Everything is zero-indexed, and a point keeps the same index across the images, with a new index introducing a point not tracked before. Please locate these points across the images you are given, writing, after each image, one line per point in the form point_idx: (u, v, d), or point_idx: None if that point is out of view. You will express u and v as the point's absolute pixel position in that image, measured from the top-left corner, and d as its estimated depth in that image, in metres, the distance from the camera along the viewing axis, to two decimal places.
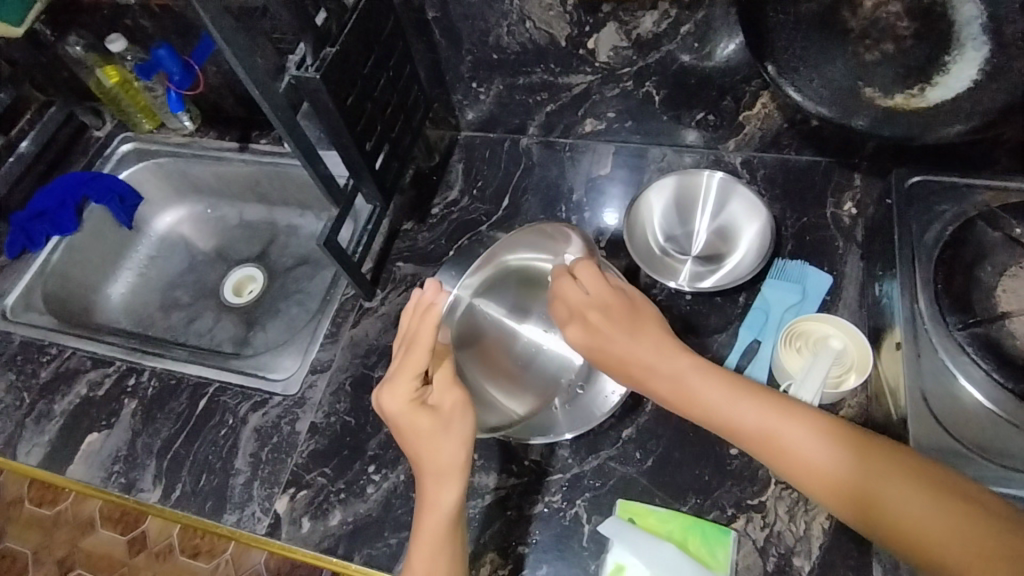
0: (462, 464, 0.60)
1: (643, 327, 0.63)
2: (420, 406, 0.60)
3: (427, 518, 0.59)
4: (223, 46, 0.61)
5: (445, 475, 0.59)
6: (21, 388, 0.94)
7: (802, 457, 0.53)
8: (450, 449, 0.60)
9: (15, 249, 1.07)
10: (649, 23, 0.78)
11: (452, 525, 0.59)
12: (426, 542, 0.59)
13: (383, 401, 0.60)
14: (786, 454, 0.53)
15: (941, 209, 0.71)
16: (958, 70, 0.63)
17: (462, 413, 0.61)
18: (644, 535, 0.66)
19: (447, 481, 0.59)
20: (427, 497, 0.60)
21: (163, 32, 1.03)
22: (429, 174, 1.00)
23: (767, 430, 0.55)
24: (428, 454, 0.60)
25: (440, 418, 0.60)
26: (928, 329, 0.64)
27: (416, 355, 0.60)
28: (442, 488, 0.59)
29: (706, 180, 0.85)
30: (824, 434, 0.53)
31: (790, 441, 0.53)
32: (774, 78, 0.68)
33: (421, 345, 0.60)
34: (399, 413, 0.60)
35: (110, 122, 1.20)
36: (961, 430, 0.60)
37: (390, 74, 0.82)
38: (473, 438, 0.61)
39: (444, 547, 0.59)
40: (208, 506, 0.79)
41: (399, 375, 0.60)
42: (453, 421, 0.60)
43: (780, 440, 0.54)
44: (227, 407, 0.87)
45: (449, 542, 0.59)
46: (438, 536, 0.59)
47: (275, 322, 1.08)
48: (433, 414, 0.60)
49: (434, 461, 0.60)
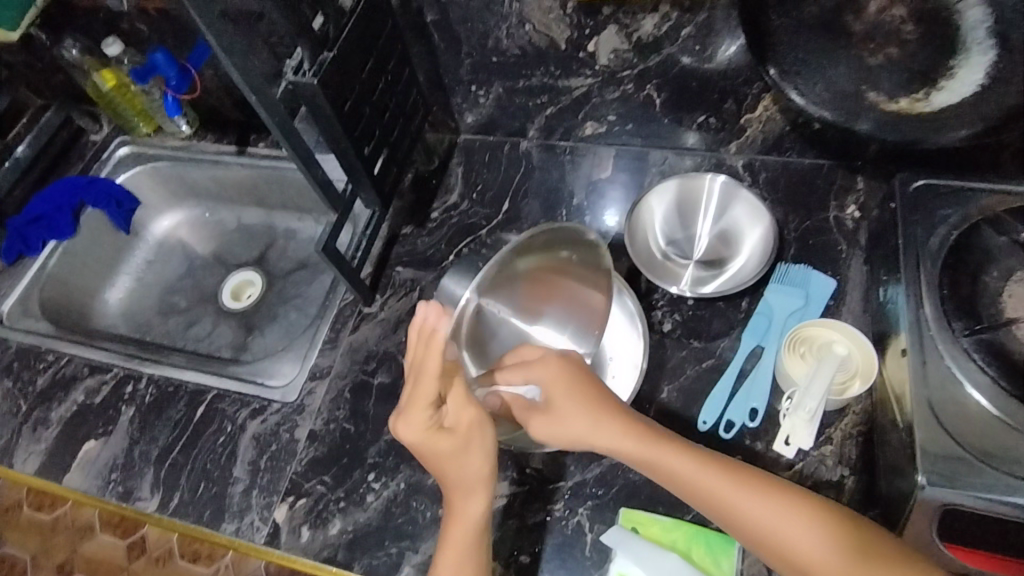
0: (487, 477, 0.60)
1: (601, 397, 0.62)
2: (439, 434, 0.56)
3: (457, 528, 0.60)
4: (218, 52, 0.60)
5: (473, 487, 0.60)
6: (18, 396, 0.93)
7: (789, 542, 0.54)
8: (473, 466, 0.58)
9: (11, 254, 1.06)
10: (650, 26, 0.78)
11: (482, 532, 0.61)
12: (458, 554, 0.60)
13: (400, 432, 0.57)
14: (773, 537, 0.55)
15: (946, 213, 0.71)
16: (963, 75, 0.61)
17: (481, 429, 0.58)
18: (648, 545, 0.65)
19: (474, 494, 0.60)
20: (457, 506, 0.61)
21: (160, 35, 1.02)
22: (428, 178, 0.99)
23: (744, 511, 0.56)
24: (453, 473, 0.59)
25: (460, 443, 0.57)
26: (932, 335, 0.63)
27: (426, 385, 0.55)
28: (471, 499, 0.60)
29: (709, 184, 0.84)
30: (816, 521, 0.54)
31: (777, 524, 0.55)
32: (776, 82, 0.69)
33: (429, 375, 0.54)
34: (418, 441, 0.57)
35: (107, 126, 1.20)
36: (968, 438, 0.58)
37: (388, 78, 0.82)
38: (494, 449, 0.59)
39: (474, 554, 0.60)
40: (206, 515, 0.78)
41: (412, 406, 0.56)
42: (473, 440, 0.58)
43: (766, 525, 0.55)
44: (225, 415, 0.86)
45: (476, 548, 0.61)
46: (468, 543, 0.60)
47: (274, 327, 1.08)
48: (453, 436, 0.57)
49: (457, 479, 0.59)
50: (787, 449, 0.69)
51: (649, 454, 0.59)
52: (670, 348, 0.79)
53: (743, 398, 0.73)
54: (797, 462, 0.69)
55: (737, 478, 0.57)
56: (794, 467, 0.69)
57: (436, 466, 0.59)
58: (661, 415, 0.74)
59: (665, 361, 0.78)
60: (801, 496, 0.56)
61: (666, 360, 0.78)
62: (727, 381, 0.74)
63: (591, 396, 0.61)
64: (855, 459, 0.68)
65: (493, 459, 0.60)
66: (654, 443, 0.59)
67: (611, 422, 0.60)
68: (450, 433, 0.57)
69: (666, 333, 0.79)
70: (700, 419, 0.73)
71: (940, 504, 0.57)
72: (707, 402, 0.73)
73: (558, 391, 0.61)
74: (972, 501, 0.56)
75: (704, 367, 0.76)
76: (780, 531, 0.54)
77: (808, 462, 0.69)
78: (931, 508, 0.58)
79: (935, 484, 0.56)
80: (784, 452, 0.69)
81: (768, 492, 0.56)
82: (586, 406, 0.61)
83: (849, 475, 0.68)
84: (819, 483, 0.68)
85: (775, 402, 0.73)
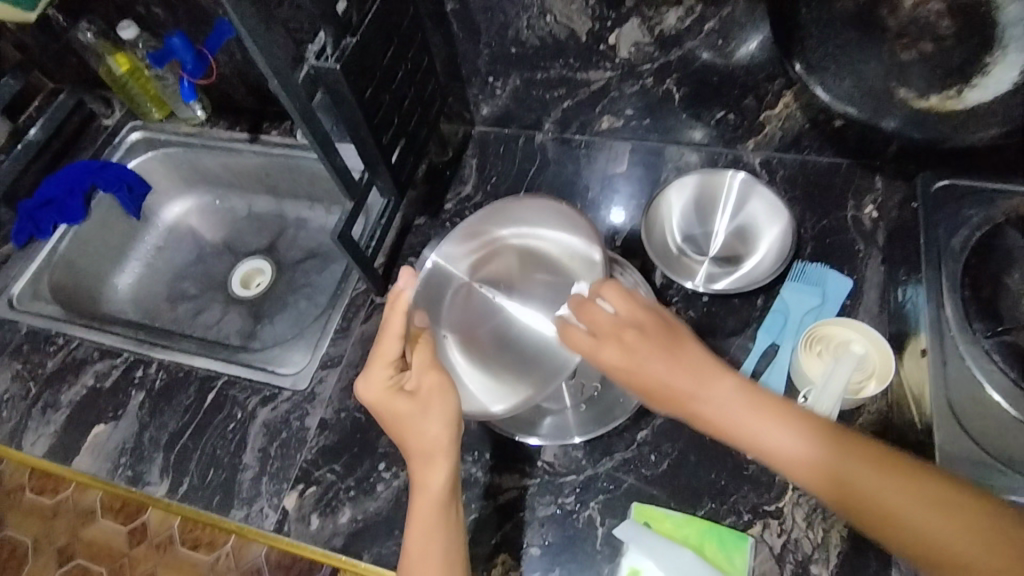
0: (447, 444, 0.60)
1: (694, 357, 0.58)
2: (398, 393, 0.60)
3: (421, 502, 0.60)
4: (243, 34, 0.60)
5: (434, 457, 0.60)
6: (27, 377, 0.93)
7: (898, 515, 0.49)
8: (433, 432, 0.60)
9: (22, 237, 1.06)
10: (673, 19, 0.77)
11: (447, 502, 0.61)
12: (424, 523, 0.60)
13: (361, 391, 0.61)
14: (858, 498, 0.51)
15: (968, 214, 0.70)
16: (997, 74, 0.61)
17: (443, 393, 0.61)
18: (660, 540, 0.65)
19: (435, 462, 0.60)
20: (419, 477, 0.61)
21: (176, 20, 1.02)
22: (443, 169, 0.99)
23: (837, 480, 0.51)
24: (414, 441, 0.60)
25: (419, 404, 0.60)
26: (954, 336, 0.63)
27: (389, 343, 0.60)
28: (432, 468, 0.60)
29: (729, 180, 0.84)
30: (897, 476, 0.50)
31: (867, 487, 0.50)
32: (801, 77, 0.69)
33: (392, 335, 0.60)
34: (378, 403, 0.61)
35: (119, 111, 1.19)
36: (987, 440, 0.58)
37: (407, 67, 0.81)
38: (455, 416, 0.61)
39: (441, 528, 0.60)
40: (215, 500, 0.78)
41: (373, 365, 0.61)
42: (432, 403, 0.60)
43: (862, 491, 0.50)
44: (236, 401, 0.86)
45: (444, 518, 0.60)
46: (434, 517, 0.60)
47: (283, 316, 1.07)
48: (410, 398, 0.60)
49: (420, 446, 0.60)
50: None
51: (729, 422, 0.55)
52: None
53: None
54: None
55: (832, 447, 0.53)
56: None
57: (400, 435, 0.61)
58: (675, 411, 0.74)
59: None
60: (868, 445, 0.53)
61: None
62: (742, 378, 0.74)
63: (675, 354, 0.58)
64: None
65: (453, 427, 0.61)
66: (743, 408, 0.56)
67: (696, 378, 0.57)
68: (408, 396, 0.60)
69: None
70: None
71: None
72: None
73: (634, 348, 0.58)
74: None
75: None
76: (874, 495, 0.50)
77: None
78: None
79: None
80: None
81: (852, 455, 0.52)
82: (672, 366, 0.57)
83: None
84: None
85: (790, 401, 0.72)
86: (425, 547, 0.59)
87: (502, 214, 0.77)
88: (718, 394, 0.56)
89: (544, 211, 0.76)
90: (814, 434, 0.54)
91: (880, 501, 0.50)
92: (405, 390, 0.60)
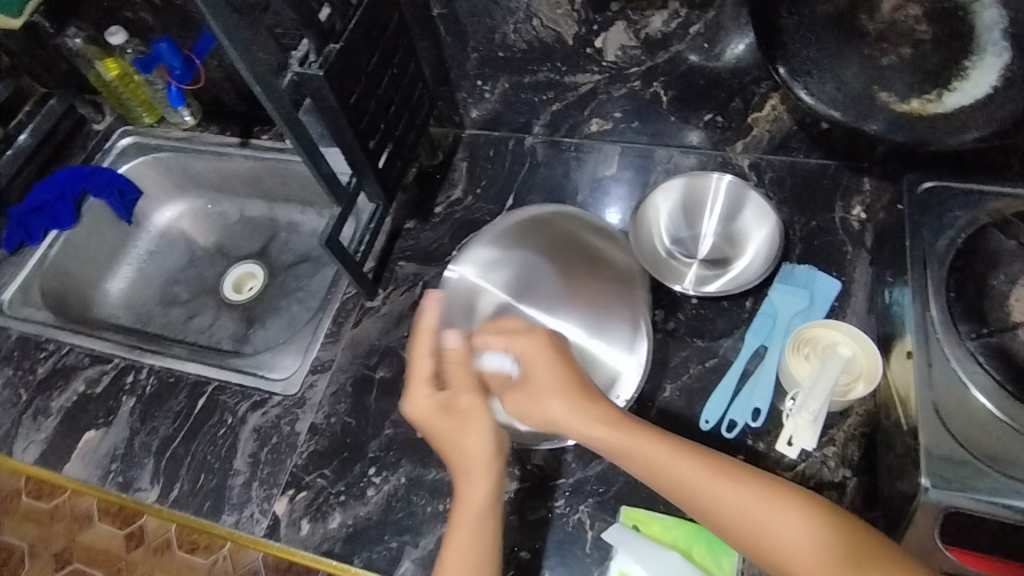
0: (490, 458, 0.62)
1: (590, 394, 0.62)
2: (435, 410, 0.63)
3: (460, 515, 0.60)
4: (224, 42, 0.60)
5: (474, 472, 0.61)
6: (18, 384, 0.93)
7: (769, 528, 0.51)
8: (474, 446, 0.62)
9: (12, 242, 1.06)
10: (659, 22, 0.77)
11: (489, 518, 0.60)
12: (465, 541, 0.59)
13: (405, 409, 0.64)
14: (730, 514, 0.53)
15: (954, 216, 0.70)
16: (977, 77, 0.62)
17: (476, 411, 0.63)
18: (649, 543, 0.65)
19: (476, 477, 0.61)
20: (462, 493, 0.61)
21: (164, 25, 1.02)
22: (433, 172, 0.99)
23: (705, 490, 0.54)
24: (456, 455, 0.62)
25: (456, 421, 0.62)
26: (939, 338, 0.63)
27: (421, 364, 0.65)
28: (474, 484, 0.61)
29: (715, 183, 0.84)
30: (776, 494, 0.53)
31: (737, 501, 0.53)
32: (786, 81, 0.67)
33: (423, 352, 0.65)
34: (421, 419, 0.63)
35: (110, 116, 1.19)
36: (973, 441, 0.58)
37: (394, 71, 0.81)
38: (496, 429, 0.63)
39: (485, 532, 0.60)
40: (206, 506, 0.78)
41: (413, 385, 0.65)
42: (470, 421, 0.62)
43: (738, 505, 0.53)
44: (226, 407, 0.86)
45: (484, 534, 0.59)
46: (472, 531, 0.59)
47: (275, 320, 1.07)
48: (447, 414, 0.63)
49: (461, 460, 0.62)
50: (789, 450, 0.69)
51: (635, 453, 0.57)
52: (677, 348, 0.78)
53: (746, 398, 0.73)
54: (799, 462, 0.69)
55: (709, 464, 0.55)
56: (796, 468, 0.69)
57: (444, 449, 0.63)
58: (664, 413, 0.74)
59: (669, 359, 0.78)
60: (745, 471, 0.55)
61: (670, 359, 0.78)
62: (730, 381, 0.74)
63: (569, 374, 0.62)
64: (857, 461, 0.68)
65: (495, 440, 0.62)
66: (625, 426, 0.59)
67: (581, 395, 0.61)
68: (450, 412, 0.63)
69: (670, 331, 0.79)
70: (702, 418, 0.73)
71: (943, 508, 0.57)
72: (710, 401, 0.73)
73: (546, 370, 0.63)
74: (976, 504, 0.56)
75: (707, 367, 0.76)
76: (750, 510, 0.52)
77: (810, 461, 0.69)
78: (934, 511, 0.57)
79: (940, 487, 0.56)
80: (786, 453, 0.69)
81: (727, 471, 0.55)
82: (565, 389, 0.62)
83: (851, 476, 0.68)
84: (820, 484, 0.68)
85: (779, 402, 0.72)
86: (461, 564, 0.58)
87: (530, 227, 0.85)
88: (623, 425, 0.59)
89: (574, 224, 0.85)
90: (697, 453, 0.56)
91: (753, 516, 0.52)
92: (446, 406, 0.63)
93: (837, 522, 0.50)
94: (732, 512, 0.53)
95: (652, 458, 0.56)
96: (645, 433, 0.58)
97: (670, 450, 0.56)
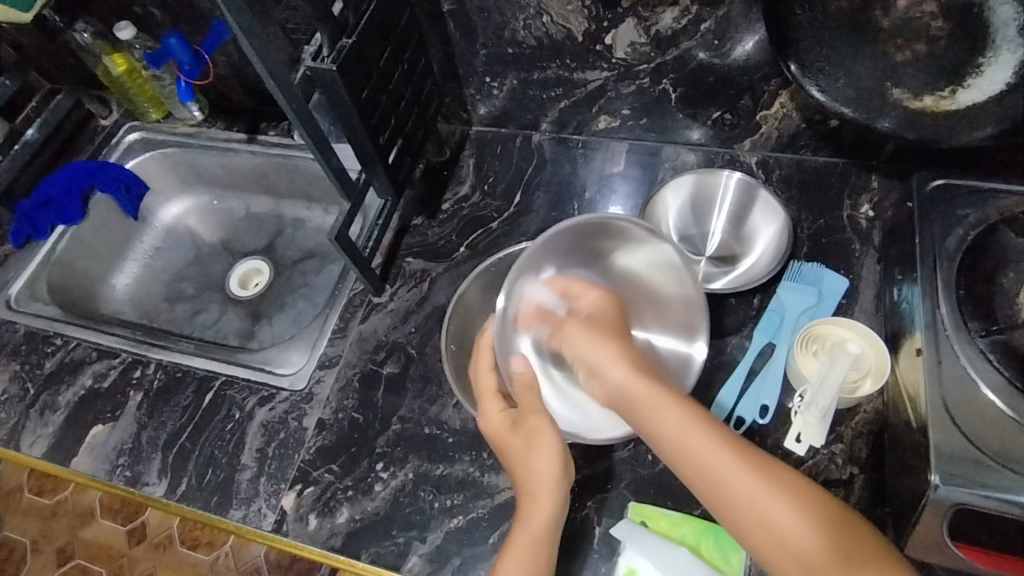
0: (556, 474, 0.62)
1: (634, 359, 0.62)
2: (503, 424, 0.67)
3: (519, 532, 0.61)
4: (238, 34, 0.60)
5: (537, 494, 0.62)
6: (25, 378, 0.93)
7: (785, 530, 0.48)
8: (537, 464, 0.63)
9: (20, 238, 1.06)
10: (669, 19, 0.77)
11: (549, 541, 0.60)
12: (521, 556, 0.59)
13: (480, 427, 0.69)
14: (757, 517, 0.50)
15: (963, 214, 0.70)
16: (991, 74, 0.62)
17: (542, 430, 0.64)
18: (658, 540, 0.65)
19: (543, 497, 0.62)
20: (522, 516, 0.63)
21: (172, 20, 1.02)
22: (440, 169, 0.99)
23: (725, 474, 0.51)
24: (521, 470, 0.64)
25: (523, 438, 0.65)
26: (948, 336, 0.63)
27: (486, 382, 0.71)
28: (539, 507, 0.62)
29: (724, 181, 0.84)
30: (791, 493, 0.50)
31: (756, 494, 0.50)
32: (796, 77, 0.68)
33: (487, 371, 0.72)
34: (492, 433, 0.68)
35: (116, 111, 1.19)
36: (982, 439, 0.58)
37: (404, 67, 0.81)
38: (560, 449, 0.63)
39: (542, 555, 0.59)
40: (213, 501, 0.78)
41: (485, 401, 0.70)
42: (535, 439, 0.64)
43: (749, 499, 0.50)
44: (234, 402, 0.86)
45: (539, 552, 0.60)
46: (530, 548, 0.60)
47: (281, 316, 1.07)
48: (515, 431, 0.66)
49: (527, 483, 0.63)
50: (798, 446, 0.69)
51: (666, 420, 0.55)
52: None
53: (754, 394, 0.73)
54: (807, 460, 0.69)
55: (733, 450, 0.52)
56: (804, 465, 0.69)
57: (514, 464, 0.65)
58: None
59: None
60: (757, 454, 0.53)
61: None
62: (738, 378, 0.74)
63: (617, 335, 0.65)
64: (865, 459, 0.68)
65: (561, 463, 0.63)
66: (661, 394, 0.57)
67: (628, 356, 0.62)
68: (515, 429, 0.66)
69: None
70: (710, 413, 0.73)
71: (951, 504, 0.57)
72: (718, 397, 0.73)
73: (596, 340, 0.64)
74: (985, 501, 0.56)
75: (715, 364, 0.76)
76: (758, 504, 0.50)
77: (819, 459, 0.69)
78: (944, 508, 0.57)
79: (948, 483, 0.56)
80: (795, 450, 0.69)
81: (747, 456, 0.52)
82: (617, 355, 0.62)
83: (859, 474, 0.68)
84: (829, 481, 0.68)
85: (786, 400, 0.73)
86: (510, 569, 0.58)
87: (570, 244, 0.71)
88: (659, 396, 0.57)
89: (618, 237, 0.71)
90: (724, 435, 0.53)
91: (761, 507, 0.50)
92: (514, 423, 0.66)
93: (834, 518, 0.48)
94: (742, 500, 0.51)
95: (682, 433, 0.54)
96: (680, 410, 0.55)
97: (701, 429, 0.54)
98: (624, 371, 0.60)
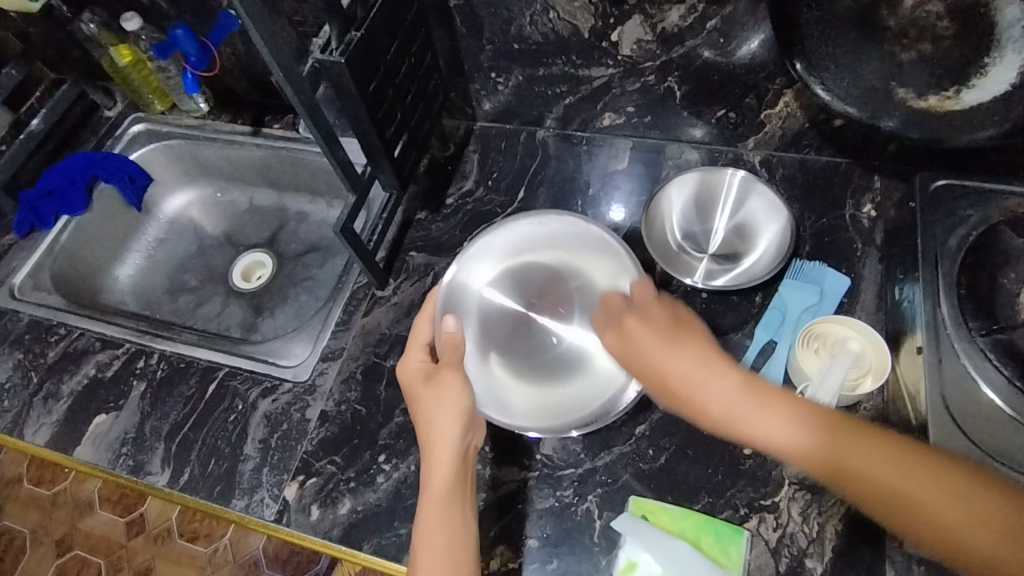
0: (454, 441, 0.63)
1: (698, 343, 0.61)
2: (417, 374, 0.67)
3: (425, 499, 0.61)
4: (248, 27, 0.60)
5: (434, 453, 0.62)
6: (28, 367, 0.93)
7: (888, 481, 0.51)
8: (438, 418, 0.63)
9: (24, 227, 1.06)
10: (676, 17, 0.78)
11: (457, 492, 0.62)
12: (438, 513, 0.60)
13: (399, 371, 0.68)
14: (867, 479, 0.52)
15: (965, 214, 0.71)
16: (996, 74, 0.62)
17: (454, 383, 0.65)
18: (658, 533, 0.66)
19: (437, 457, 0.62)
20: (424, 479, 0.63)
21: (179, 12, 1.02)
22: (444, 164, 1.00)
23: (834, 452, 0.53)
24: (424, 426, 0.64)
25: (432, 389, 0.65)
26: (949, 333, 0.64)
27: (420, 334, 0.70)
28: (433, 467, 0.62)
29: (728, 179, 0.85)
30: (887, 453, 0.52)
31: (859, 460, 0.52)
32: (803, 76, 0.68)
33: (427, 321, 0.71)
34: (408, 380, 0.67)
35: (121, 103, 1.20)
36: (981, 437, 0.59)
37: (411, 61, 0.82)
38: (466, 406, 0.64)
39: (453, 511, 0.61)
40: (216, 490, 0.79)
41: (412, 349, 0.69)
42: (440, 393, 0.64)
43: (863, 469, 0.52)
44: (236, 392, 0.86)
45: (450, 511, 0.61)
46: (440, 510, 0.60)
47: (284, 308, 1.08)
48: (429, 382, 0.65)
49: (427, 439, 0.64)
50: None
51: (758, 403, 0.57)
52: None
53: None
54: None
55: (849, 437, 0.54)
56: None
57: (419, 419, 0.65)
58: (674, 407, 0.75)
59: None
60: (868, 428, 0.54)
61: None
62: None
63: (690, 343, 0.61)
64: None
65: (462, 418, 0.63)
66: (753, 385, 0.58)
67: (712, 362, 0.59)
68: (429, 382, 0.65)
69: None
70: None
71: None
72: None
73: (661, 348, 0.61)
74: None
75: None
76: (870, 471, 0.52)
77: None
78: None
79: None
80: None
81: (856, 445, 0.53)
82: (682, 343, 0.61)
83: None
84: None
85: None
86: (433, 531, 0.59)
87: (540, 229, 0.82)
88: (749, 385, 0.58)
89: (573, 231, 0.81)
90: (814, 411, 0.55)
91: (894, 480, 0.51)
92: (427, 375, 0.66)
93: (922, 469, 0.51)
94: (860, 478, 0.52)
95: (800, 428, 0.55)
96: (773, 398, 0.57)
97: (814, 420, 0.55)
98: (707, 379, 0.59)
